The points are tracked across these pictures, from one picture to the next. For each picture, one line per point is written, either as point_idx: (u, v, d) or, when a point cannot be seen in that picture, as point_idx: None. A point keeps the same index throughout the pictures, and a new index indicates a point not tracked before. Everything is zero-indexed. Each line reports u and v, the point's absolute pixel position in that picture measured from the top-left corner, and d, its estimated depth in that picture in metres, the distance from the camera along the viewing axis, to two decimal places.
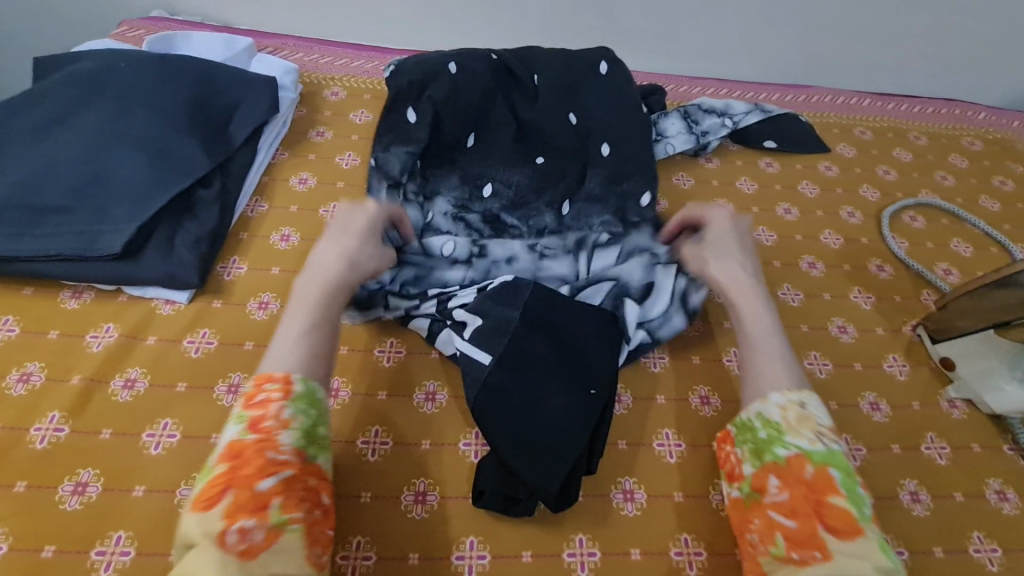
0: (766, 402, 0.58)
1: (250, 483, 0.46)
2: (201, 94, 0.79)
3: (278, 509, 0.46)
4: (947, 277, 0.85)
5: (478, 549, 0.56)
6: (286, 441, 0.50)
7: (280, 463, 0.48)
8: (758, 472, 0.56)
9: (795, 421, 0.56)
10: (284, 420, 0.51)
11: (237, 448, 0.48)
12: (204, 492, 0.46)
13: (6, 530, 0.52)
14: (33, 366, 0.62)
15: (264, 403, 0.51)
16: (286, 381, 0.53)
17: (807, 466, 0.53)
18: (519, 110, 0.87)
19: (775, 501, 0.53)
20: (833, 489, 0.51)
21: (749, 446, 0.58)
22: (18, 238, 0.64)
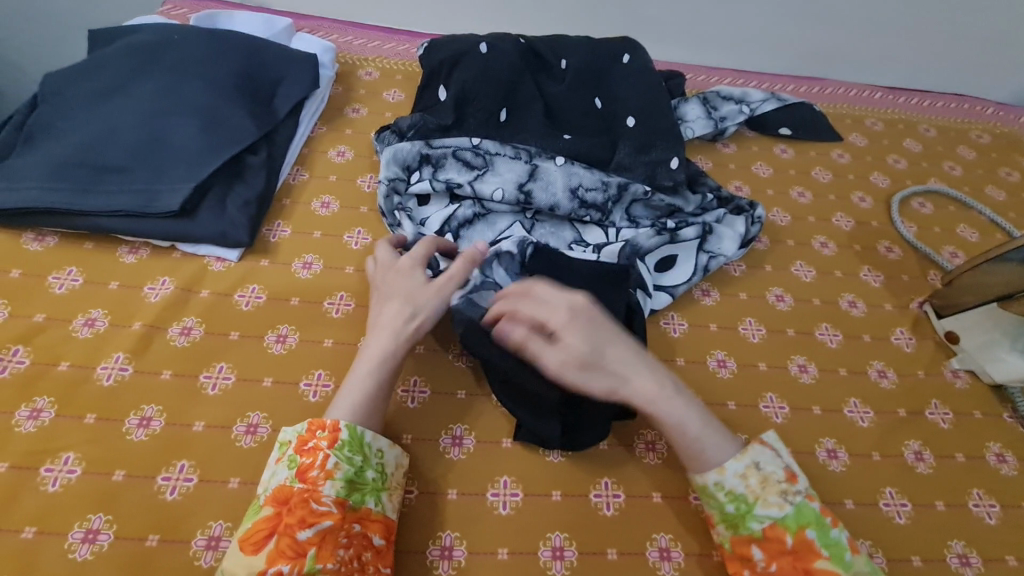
0: (725, 473, 0.55)
1: (291, 533, 0.48)
2: (248, 67, 0.83)
3: (314, 558, 0.47)
4: (953, 259, 0.89)
5: (511, 488, 0.60)
6: (328, 492, 0.50)
7: (321, 514, 0.49)
8: (736, 541, 0.54)
9: (760, 486, 0.54)
10: (328, 469, 0.51)
11: (286, 494, 0.50)
12: (251, 535, 0.48)
13: (80, 456, 0.57)
14: (97, 312, 0.66)
15: (314, 451, 0.52)
16: (333, 430, 0.53)
17: (784, 534, 0.52)
18: (546, 88, 0.92)
19: (766, 574, 0.52)
20: (815, 552, 0.51)
21: (718, 514, 0.56)
22: (83, 194, 0.69)
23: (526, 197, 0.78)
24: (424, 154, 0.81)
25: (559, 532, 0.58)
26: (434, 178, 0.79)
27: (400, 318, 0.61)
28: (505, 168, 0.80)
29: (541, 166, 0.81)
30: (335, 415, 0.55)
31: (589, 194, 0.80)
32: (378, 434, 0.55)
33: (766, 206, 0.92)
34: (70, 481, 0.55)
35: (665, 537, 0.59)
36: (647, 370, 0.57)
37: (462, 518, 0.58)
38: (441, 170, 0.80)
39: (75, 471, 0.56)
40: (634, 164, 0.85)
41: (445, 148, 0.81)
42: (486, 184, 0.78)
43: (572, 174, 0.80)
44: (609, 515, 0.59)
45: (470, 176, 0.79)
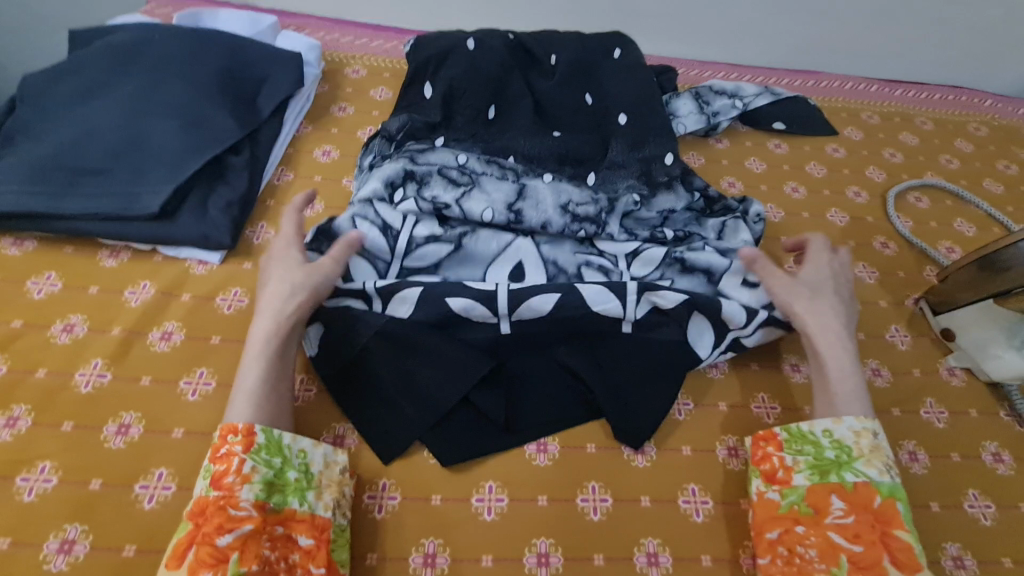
0: (838, 424, 0.59)
1: (210, 542, 0.48)
2: (230, 65, 0.82)
3: (236, 563, 0.48)
4: (949, 254, 0.88)
5: (497, 493, 0.59)
6: (246, 496, 0.50)
7: (240, 518, 0.49)
8: (817, 489, 0.56)
9: (868, 449, 0.57)
10: (245, 474, 0.51)
11: (201, 505, 0.50)
12: (174, 547, 0.49)
13: (56, 465, 0.56)
14: (76, 318, 0.65)
15: (228, 457, 0.52)
16: (247, 434, 0.53)
17: (875, 494, 0.55)
18: (535, 84, 0.91)
19: (839, 523, 0.54)
20: (899, 522, 0.53)
21: (807, 459, 0.58)
22: (61, 198, 0.68)
23: (516, 216, 0.74)
24: (408, 169, 0.76)
25: (545, 538, 0.57)
26: (419, 196, 0.74)
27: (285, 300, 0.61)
28: (493, 182, 0.76)
29: (531, 183, 0.77)
30: (236, 417, 0.54)
31: (581, 207, 0.76)
32: (296, 435, 0.56)
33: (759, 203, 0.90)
34: (46, 491, 0.54)
35: (653, 541, 0.58)
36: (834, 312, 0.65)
37: (446, 523, 0.57)
38: (427, 190, 0.75)
39: (51, 480, 0.55)
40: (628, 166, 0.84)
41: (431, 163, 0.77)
42: (473, 202, 0.74)
43: (561, 190, 0.77)
44: (595, 519, 0.58)
45: (455, 194, 0.74)
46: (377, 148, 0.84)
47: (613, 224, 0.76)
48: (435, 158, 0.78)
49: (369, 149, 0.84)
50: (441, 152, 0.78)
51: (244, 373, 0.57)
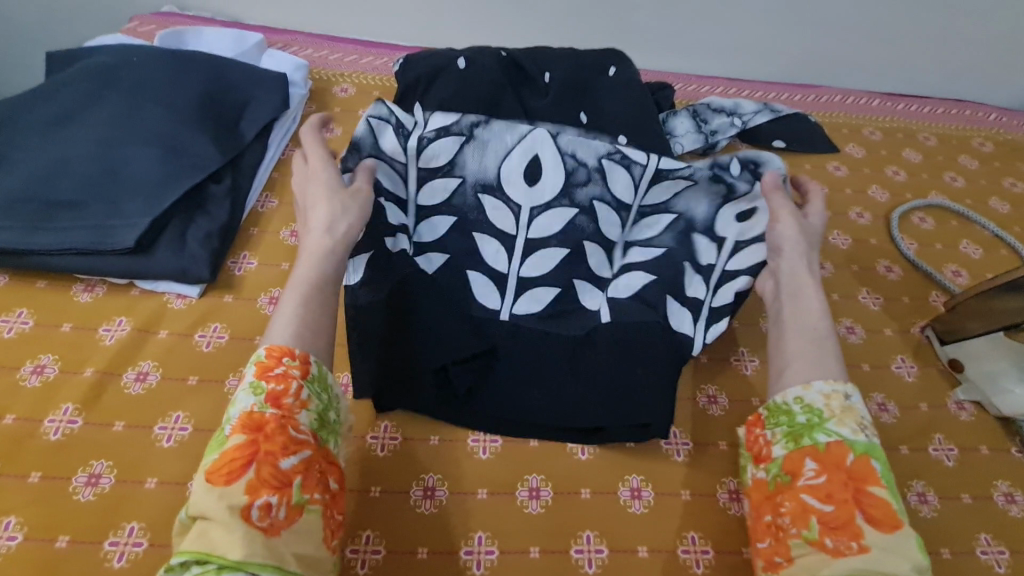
0: (809, 389, 0.55)
1: (272, 462, 0.45)
2: (212, 88, 0.79)
3: (300, 488, 0.46)
4: (956, 278, 0.85)
5: (487, 545, 0.56)
6: (305, 420, 0.49)
7: (301, 442, 0.48)
8: (792, 456, 0.53)
9: (840, 409, 0.53)
10: (303, 400, 0.49)
11: (258, 421, 0.47)
12: (221, 466, 0.45)
13: (21, 520, 0.53)
14: (48, 358, 0.63)
15: (284, 378, 0.49)
16: (303, 360, 0.51)
17: (848, 453, 0.51)
18: (528, 103, 0.88)
19: (810, 485, 0.51)
20: (874, 479, 0.49)
21: (783, 429, 0.55)
22: (34, 231, 0.65)
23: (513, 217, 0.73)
24: (398, 122, 0.63)
25: None
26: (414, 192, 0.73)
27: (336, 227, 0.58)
28: (498, 138, 0.65)
29: (538, 146, 0.64)
30: (280, 341, 0.51)
31: (589, 185, 0.66)
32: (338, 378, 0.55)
33: None
34: (9, 549, 0.51)
35: None
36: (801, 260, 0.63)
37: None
38: (424, 154, 0.64)
39: (15, 537, 0.52)
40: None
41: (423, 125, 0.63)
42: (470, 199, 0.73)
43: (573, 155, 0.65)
44: (590, 572, 0.55)
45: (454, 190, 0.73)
46: None
47: (629, 201, 0.66)
48: (431, 119, 0.63)
49: None
50: (443, 112, 0.65)
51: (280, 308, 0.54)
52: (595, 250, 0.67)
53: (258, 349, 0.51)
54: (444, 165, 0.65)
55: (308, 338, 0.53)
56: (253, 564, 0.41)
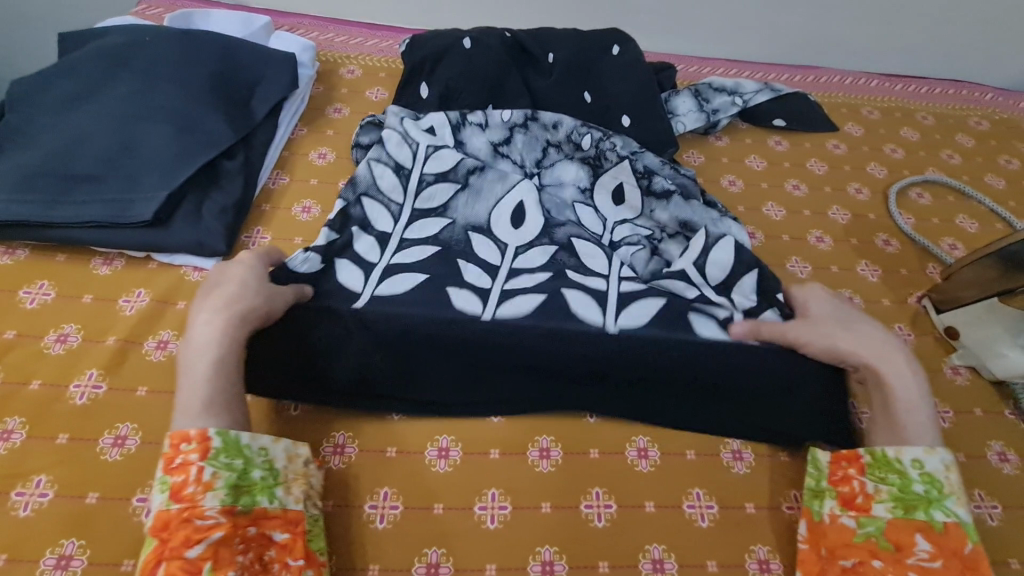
0: (931, 455, 0.56)
1: (178, 555, 0.47)
2: (223, 68, 0.81)
3: (211, 572, 0.46)
4: (952, 251, 0.87)
5: (500, 500, 0.58)
6: (211, 504, 0.49)
7: (209, 527, 0.48)
8: (900, 525, 0.54)
9: (958, 486, 0.55)
10: (206, 481, 0.49)
11: (164, 518, 0.48)
12: (144, 566, 0.47)
13: (52, 478, 0.55)
14: (70, 327, 0.64)
15: (184, 467, 0.50)
16: (201, 440, 0.51)
17: (964, 538, 0.53)
18: (532, 82, 0.90)
19: (923, 565, 0.52)
20: (984, 567, 0.52)
21: (892, 491, 0.56)
22: (53, 205, 0.67)
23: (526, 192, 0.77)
24: (398, 162, 0.77)
25: (549, 546, 0.56)
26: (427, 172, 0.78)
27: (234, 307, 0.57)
28: (489, 189, 0.77)
29: (522, 195, 0.76)
30: (187, 425, 0.52)
31: (568, 224, 0.76)
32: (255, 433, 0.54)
33: (761, 201, 0.89)
34: (41, 505, 0.53)
35: (658, 547, 0.57)
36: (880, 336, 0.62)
37: (448, 531, 0.56)
38: (439, 163, 0.78)
39: (47, 494, 0.54)
40: (623, 170, 0.81)
41: (424, 168, 0.78)
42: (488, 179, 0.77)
43: (553, 190, 0.80)
44: (600, 526, 0.58)
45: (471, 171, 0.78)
46: (367, 141, 0.83)
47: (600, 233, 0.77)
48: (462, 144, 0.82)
49: (360, 142, 0.83)
50: (449, 153, 0.79)
51: (185, 386, 0.54)
52: (585, 243, 0.74)
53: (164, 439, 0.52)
54: (438, 207, 0.76)
55: (214, 410, 0.53)
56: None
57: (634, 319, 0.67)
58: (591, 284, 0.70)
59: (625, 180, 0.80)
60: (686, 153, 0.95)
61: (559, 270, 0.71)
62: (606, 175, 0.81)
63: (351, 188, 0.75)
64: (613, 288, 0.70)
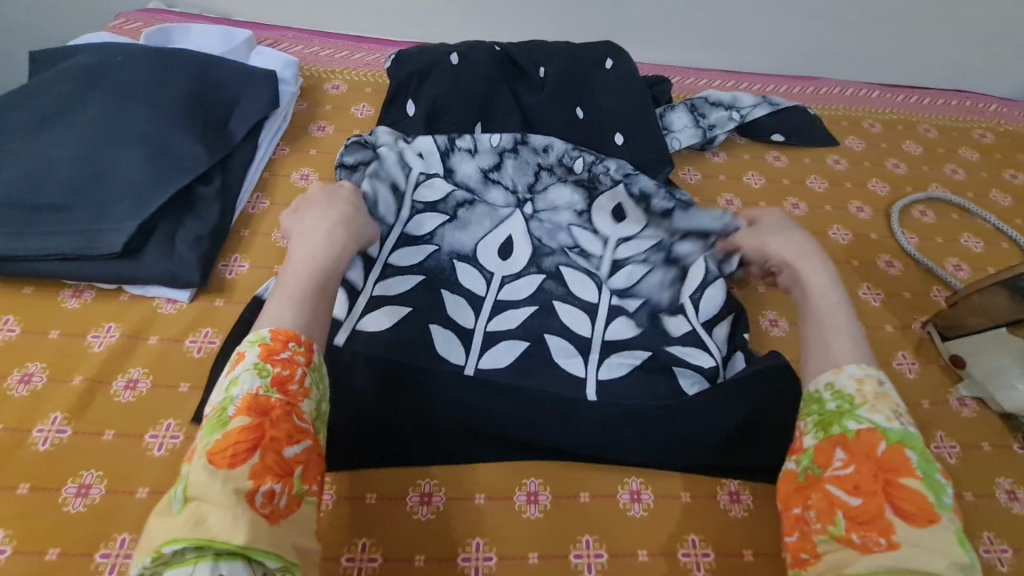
0: (839, 374, 0.54)
1: (277, 449, 0.45)
2: (199, 87, 0.78)
3: (300, 478, 0.45)
4: (957, 273, 0.84)
5: (484, 551, 0.55)
6: (308, 410, 0.49)
7: (302, 431, 0.47)
8: (822, 445, 0.51)
9: (873, 396, 0.52)
10: (307, 388, 0.49)
11: (263, 405, 0.46)
12: (222, 448, 0.44)
13: (10, 533, 0.52)
14: (35, 366, 0.61)
15: (290, 364, 0.49)
16: (309, 348, 0.51)
17: (881, 442, 0.49)
18: (523, 98, 0.87)
19: (839, 476, 0.49)
20: (908, 470, 0.47)
21: (813, 419, 0.53)
22: (18, 237, 0.64)
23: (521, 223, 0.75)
24: (392, 183, 0.74)
25: None
26: (415, 200, 0.75)
27: (339, 226, 0.63)
28: (477, 221, 0.74)
29: (510, 228, 0.75)
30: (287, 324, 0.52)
31: (557, 253, 0.74)
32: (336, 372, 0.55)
33: None
34: None
35: None
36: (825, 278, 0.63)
37: None
38: (429, 189, 0.75)
39: (4, 550, 0.51)
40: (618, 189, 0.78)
41: (417, 194, 0.75)
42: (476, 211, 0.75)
43: (546, 217, 0.77)
44: None
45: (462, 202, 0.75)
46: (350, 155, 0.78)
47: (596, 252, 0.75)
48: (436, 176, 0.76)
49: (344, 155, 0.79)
50: (440, 183, 0.76)
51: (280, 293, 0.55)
52: (571, 272, 0.72)
53: (263, 331, 0.51)
54: (422, 237, 0.73)
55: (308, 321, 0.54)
56: (257, 552, 0.40)
57: (611, 372, 0.65)
58: (580, 330, 0.68)
59: (624, 199, 0.77)
60: (682, 170, 0.92)
61: (546, 302, 0.70)
62: (604, 198, 0.78)
63: None
64: (597, 334, 0.68)
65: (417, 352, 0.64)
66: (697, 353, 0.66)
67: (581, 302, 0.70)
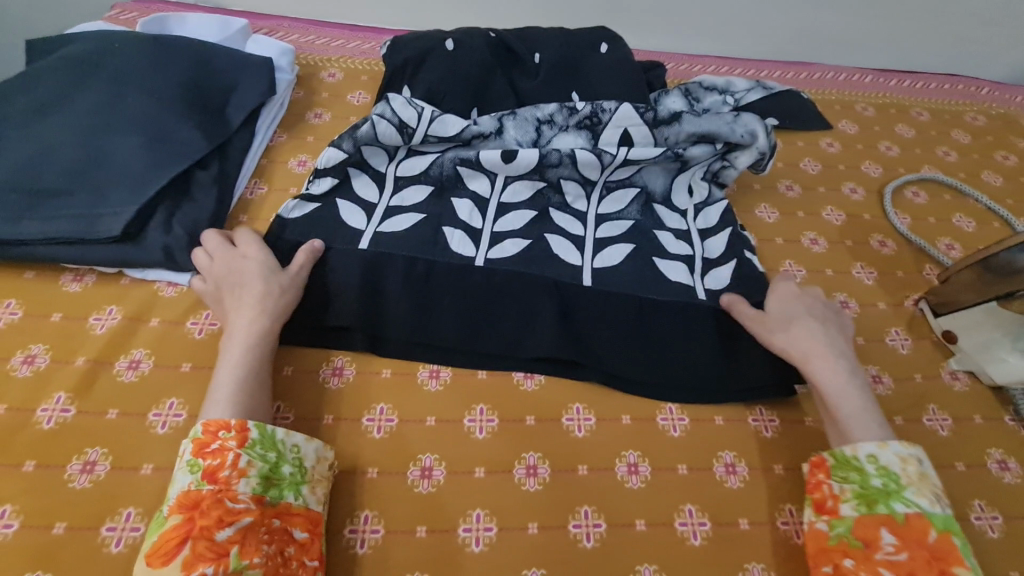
0: (884, 447, 0.56)
1: (208, 535, 0.47)
2: (195, 74, 0.78)
3: (237, 556, 0.47)
4: (949, 252, 0.85)
5: (485, 522, 0.56)
6: (244, 489, 0.50)
7: (238, 511, 0.49)
8: (864, 520, 0.53)
9: (916, 477, 0.54)
10: (240, 468, 0.50)
11: (195, 498, 0.49)
12: (160, 547, 0.47)
13: (16, 509, 0.53)
14: (38, 348, 0.62)
15: (220, 452, 0.51)
16: (240, 430, 0.52)
17: (929, 529, 0.51)
18: (518, 85, 0.88)
19: (889, 559, 0.50)
20: (956, 558, 0.50)
21: (853, 488, 0.55)
22: (19, 221, 0.64)
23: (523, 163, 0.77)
24: (402, 121, 0.76)
25: (537, 568, 0.54)
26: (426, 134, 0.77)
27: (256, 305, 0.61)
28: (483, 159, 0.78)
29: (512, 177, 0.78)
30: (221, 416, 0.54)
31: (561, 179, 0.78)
32: (290, 430, 0.55)
33: (753, 203, 0.87)
34: (5, 537, 0.51)
35: (649, 568, 0.55)
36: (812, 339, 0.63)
37: (432, 555, 0.54)
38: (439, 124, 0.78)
39: (11, 525, 0.52)
40: (625, 116, 0.80)
41: (429, 129, 0.77)
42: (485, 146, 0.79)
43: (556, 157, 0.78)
44: (588, 547, 0.56)
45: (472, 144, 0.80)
46: None
47: (595, 177, 0.79)
48: (436, 125, 0.77)
49: None
50: (453, 119, 0.78)
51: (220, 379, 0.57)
52: (561, 214, 0.77)
53: (195, 426, 0.53)
54: (422, 174, 0.78)
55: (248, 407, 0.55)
56: None
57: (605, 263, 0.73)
58: (569, 259, 0.72)
59: (630, 125, 0.80)
60: None
61: (539, 235, 0.75)
62: (607, 130, 0.81)
63: (349, 134, 0.75)
64: (586, 263, 0.73)
65: (416, 288, 0.68)
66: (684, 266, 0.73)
67: (569, 235, 0.75)
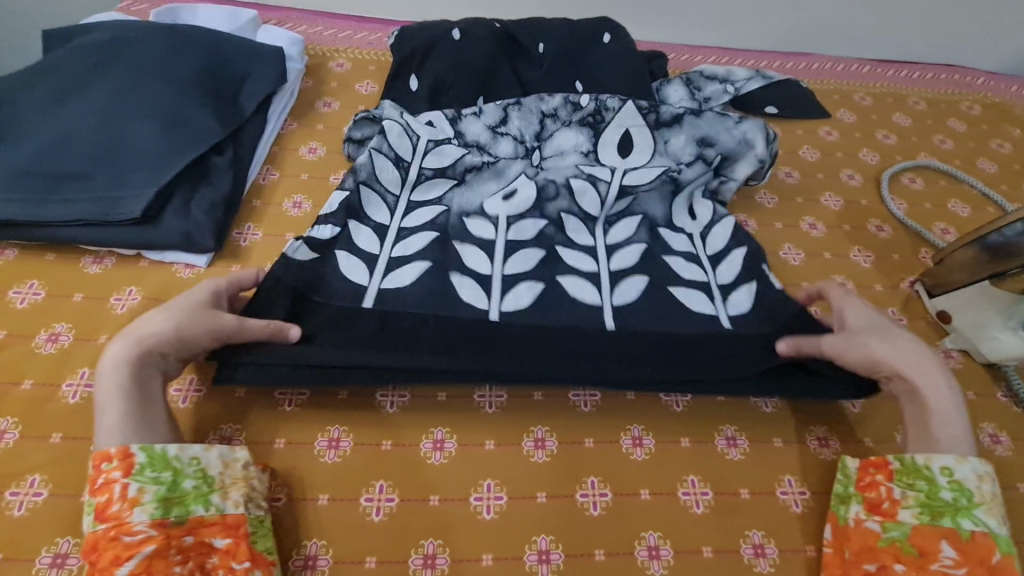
0: (962, 463, 0.55)
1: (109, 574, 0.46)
2: (208, 63, 0.80)
3: None
4: (944, 236, 0.87)
5: (495, 491, 0.59)
6: (139, 518, 0.48)
7: (138, 542, 0.47)
8: (926, 530, 0.53)
9: (989, 496, 0.54)
10: (131, 498, 0.48)
11: (92, 540, 0.48)
12: None
13: (46, 478, 0.55)
14: (61, 327, 0.64)
15: (108, 486, 0.49)
16: (122, 458, 0.50)
17: (993, 550, 0.52)
18: (522, 74, 0.90)
19: (945, 571, 0.51)
20: None
21: (919, 496, 0.55)
22: (40, 204, 0.66)
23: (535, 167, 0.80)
24: (397, 154, 0.77)
25: (545, 535, 0.56)
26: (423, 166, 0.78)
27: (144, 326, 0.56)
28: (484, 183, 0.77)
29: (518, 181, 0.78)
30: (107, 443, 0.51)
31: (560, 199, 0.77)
32: (184, 443, 0.53)
33: (753, 189, 0.89)
34: (36, 505, 0.53)
35: (653, 534, 0.57)
36: (911, 347, 0.61)
37: (445, 521, 0.57)
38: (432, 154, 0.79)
39: (41, 493, 0.54)
40: (628, 116, 0.82)
41: (423, 162, 0.78)
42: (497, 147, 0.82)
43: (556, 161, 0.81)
44: (595, 514, 0.58)
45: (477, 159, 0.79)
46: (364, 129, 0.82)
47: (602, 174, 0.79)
48: (429, 159, 0.78)
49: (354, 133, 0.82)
50: (449, 149, 0.79)
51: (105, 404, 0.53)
52: (572, 218, 0.75)
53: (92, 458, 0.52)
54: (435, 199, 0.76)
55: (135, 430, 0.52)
56: None
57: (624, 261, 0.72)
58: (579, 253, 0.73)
59: (631, 124, 0.82)
60: None
61: (551, 246, 0.73)
62: (610, 127, 0.82)
63: (350, 175, 0.75)
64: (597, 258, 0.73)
65: (434, 301, 0.66)
66: (692, 265, 0.73)
67: (579, 245, 0.73)
